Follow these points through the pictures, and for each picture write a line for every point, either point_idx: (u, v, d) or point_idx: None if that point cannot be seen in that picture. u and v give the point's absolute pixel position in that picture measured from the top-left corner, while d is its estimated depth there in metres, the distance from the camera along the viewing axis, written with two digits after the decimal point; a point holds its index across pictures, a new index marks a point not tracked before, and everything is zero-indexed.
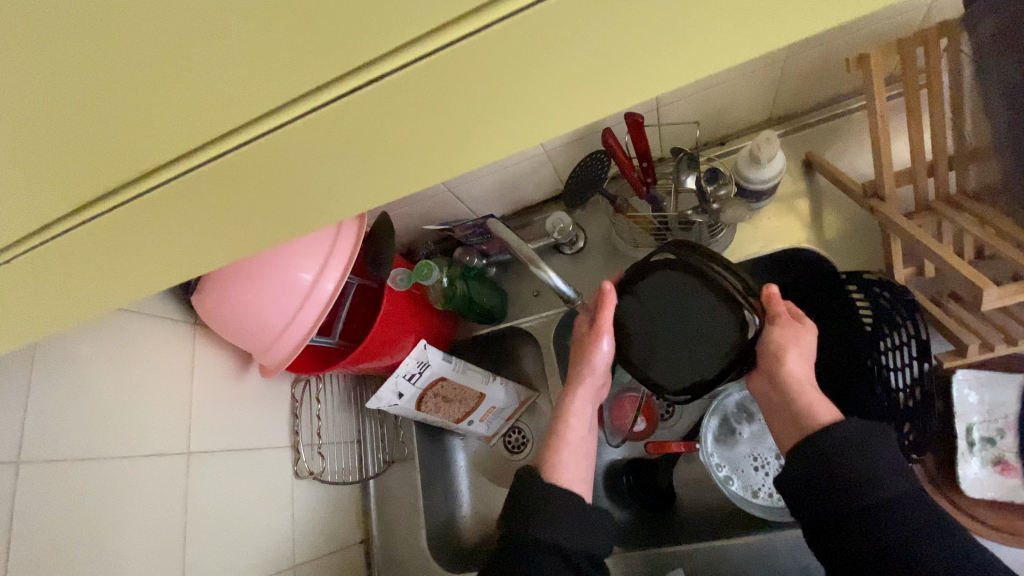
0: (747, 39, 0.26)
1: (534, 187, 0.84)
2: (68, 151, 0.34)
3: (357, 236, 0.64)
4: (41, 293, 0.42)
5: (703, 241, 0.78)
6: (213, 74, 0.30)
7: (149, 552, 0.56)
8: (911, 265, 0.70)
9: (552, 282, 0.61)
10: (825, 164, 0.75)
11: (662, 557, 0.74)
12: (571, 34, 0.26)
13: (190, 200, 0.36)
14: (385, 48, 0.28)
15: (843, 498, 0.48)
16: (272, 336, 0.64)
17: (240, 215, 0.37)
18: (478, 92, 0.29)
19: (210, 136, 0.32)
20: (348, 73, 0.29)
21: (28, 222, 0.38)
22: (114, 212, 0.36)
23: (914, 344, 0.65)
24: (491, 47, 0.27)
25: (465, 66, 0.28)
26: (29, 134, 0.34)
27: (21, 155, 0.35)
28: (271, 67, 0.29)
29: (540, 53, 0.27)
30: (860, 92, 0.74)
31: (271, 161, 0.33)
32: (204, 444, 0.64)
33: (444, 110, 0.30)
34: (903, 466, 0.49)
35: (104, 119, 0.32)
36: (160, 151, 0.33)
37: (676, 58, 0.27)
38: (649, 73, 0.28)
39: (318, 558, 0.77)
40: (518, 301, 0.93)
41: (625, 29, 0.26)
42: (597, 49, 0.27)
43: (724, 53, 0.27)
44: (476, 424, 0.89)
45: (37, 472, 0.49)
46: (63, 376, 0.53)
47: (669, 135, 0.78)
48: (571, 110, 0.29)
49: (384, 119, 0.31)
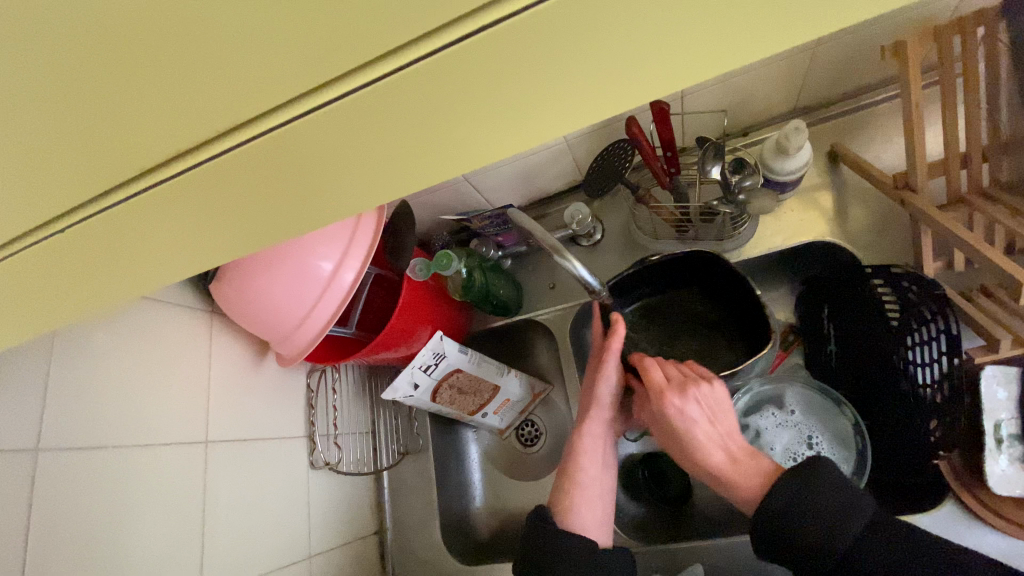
0: (824, 11, 0.24)
1: (552, 177, 0.83)
2: (87, 135, 0.33)
3: (377, 226, 0.63)
4: (60, 281, 0.41)
5: (725, 234, 0.76)
6: (240, 56, 0.28)
7: (168, 541, 0.55)
8: (941, 258, 0.68)
9: (576, 273, 0.59)
10: (852, 155, 0.73)
11: (680, 552, 0.73)
12: (627, 14, 0.24)
13: (212, 188, 0.34)
14: (423, 28, 0.26)
15: (812, 551, 0.47)
16: (291, 325, 0.63)
17: (265, 203, 0.35)
18: (525, 72, 0.27)
19: (235, 121, 0.31)
20: (386, 52, 0.27)
21: (45, 209, 0.36)
22: (135, 199, 0.35)
23: (943, 339, 0.64)
24: (540, 28, 0.25)
25: (510, 50, 0.26)
26: (45, 119, 0.32)
27: (37, 139, 0.33)
28: (303, 45, 0.27)
29: (597, 30, 0.25)
30: (891, 80, 0.72)
31: (300, 146, 0.31)
32: (221, 433, 0.63)
33: (486, 92, 0.28)
34: (848, 492, 0.48)
35: (124, 103, 0.31)
36: (181, 136, 0.32)
37: (744, 32, 0.25)
38: (713, 49, 0.26)
39: (333, 549, 0.77)
40: (533, 294, 0.92)
41: (687, 9, 0.24)
42: (658, 24, 0.25)
43: (798, 26, 0.25)
44: (489, 417, 0.89)
45: (57, 462, 0.48)
46: (80, 366, 0.52)
47: (692, 124, 0.76)
48: (620, 94, 0.28)
49: (422, 102, 0.29)
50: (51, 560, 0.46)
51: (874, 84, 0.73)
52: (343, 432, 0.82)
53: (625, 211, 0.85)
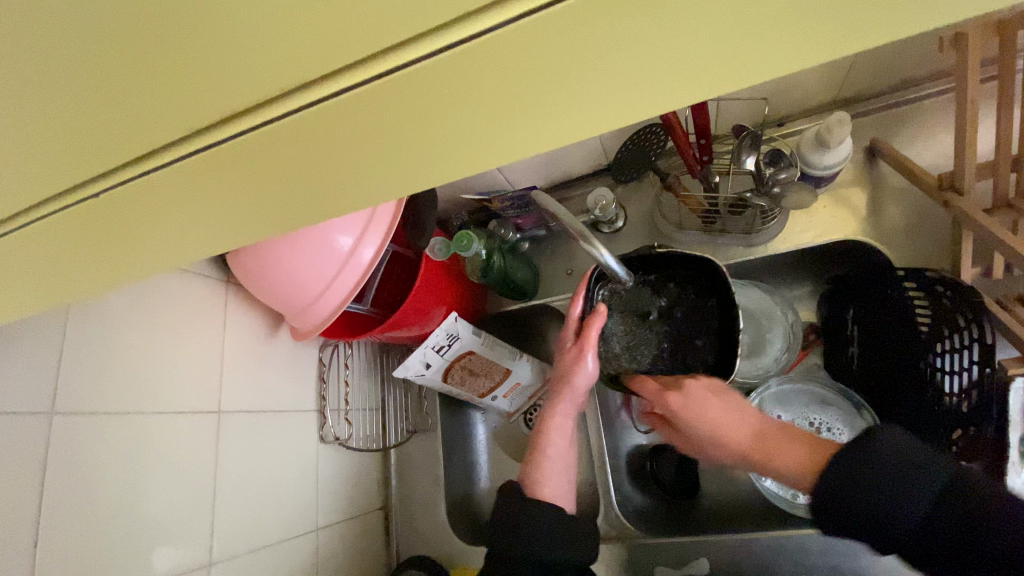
0: (929, 14, 0.21)
1: (577, 161, 0.80)
2: (96, 102, 0.30)
3: (398, 202, 0.61)
4: (67, 255, 0.39)
5: (754, 226, 0.75)
6: (256, 33, 0.26)
7: (182, 506, 0.56)
8: (980, 265, 0.66)
9: (602, 262, 0.57)
10: (892, 152, 0.70)
11: (686, 545, 0.73)
12: (695, 8, 0.21)
13: (222, 174, 0.32)
14: (461, 10, 0.23)
15: (882, 543, 0.44)
16: (307, 301, 0.62)
17: (283, 191, 0.32)
18: (582, 65, 0.23)
19: (248, 105, 0.28)
20: (426, 31, 0.24)
21: (50, 181, 0.34)
22: (147, 174, 0.32)
23: (977, 349, 0.60)
24: (593, 21, 0.22)
25: (555, 45, 0.23)
26: (50, 91, 0.30)
27: (44, 111, 0.31)
28: (327, 20, 0.24)
29: (672, 19, 0.21)
30: (941, 75, 0.68)
31: (324, 132, 0.28)
32: (234, 403, 0.63)
33: (536, 85, 0.25)
34: (905, 472, 0.43)
35: (133, 78, 0.28)
36: (192, 117, 0.29)
37: (852, 28, 0.21)
38: (815, 44, 0.22)
39: (341, 521, 0.77)
40: (549, 280, 0.90)
41: (766, 7, 0.21)
42: (736, 20, 0.21)
43: (913, 26, 0.21)
44: (499, 400, 0.88)
45: (73, 425, 0.48)
46: (96, 331, 0.51)
47: (727, 112, 0.73)
48: (676, 97, 0.25)
49: (467, 88, 0.25)
50: (65, 524, 0.46)
51: (923, 78, 0.70)
52: (353, 408, 0.82)
53: (650, 199, 0.83)
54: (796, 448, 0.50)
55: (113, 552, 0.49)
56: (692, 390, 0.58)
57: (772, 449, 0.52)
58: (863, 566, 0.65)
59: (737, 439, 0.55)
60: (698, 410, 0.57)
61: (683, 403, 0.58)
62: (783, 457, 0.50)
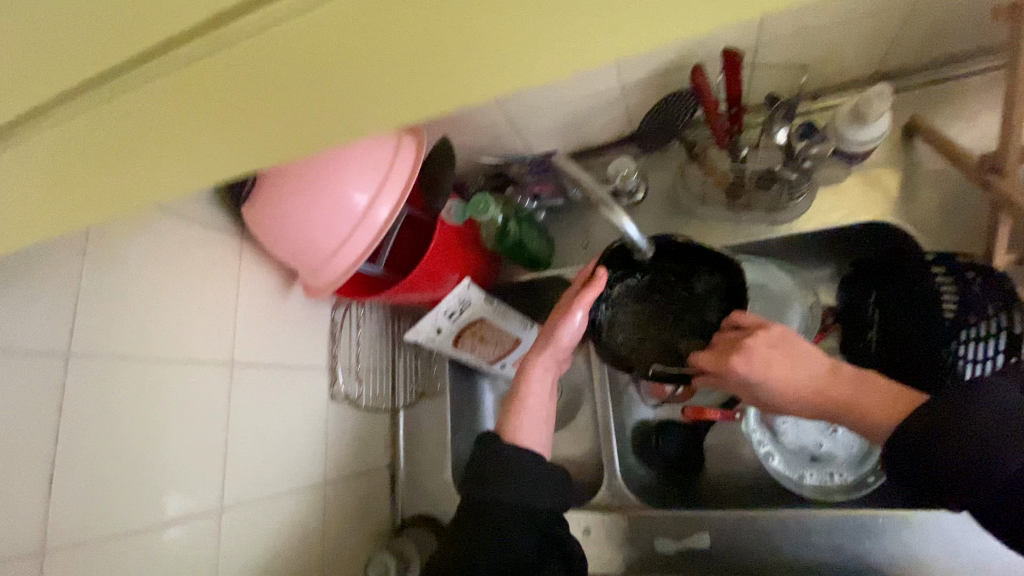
0: None
1: (599, 129, 0.78)
2: (118, 29, 0.29)
3: (416, 162, 0.62)
4: (59, 199, 0.37)
5: (779, 204, 0.72)
6: None
7: (195, 454, 0.56)
8: (1014, 251, 0.63)
9: (624, 229, 0.55)
10: (931, 131, 0.67)
11: (686, 519, 0.73)
12: None
13: (236, 108, 0.31)
14: None
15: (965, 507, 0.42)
16: (321, 258, 0.61)
17: (298, 132, 0.31)
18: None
19: (265, 34, 0.27)
20: None
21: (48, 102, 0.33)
22: (165, 107, 0.32)
23: (1005, 337, 0.59)
24: None
25: None
26: (68, 14, 0.29)
27: (60, 35, 0.30)
28: None
29: None
30: (990, 50, 0.65)
31: (343, 65, 0.27)
32: (245, 356, 0.64)
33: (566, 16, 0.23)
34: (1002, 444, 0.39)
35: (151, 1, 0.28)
36: (208, 45, 0.28)
37: None
38: None
39: (349, 478, 0.79)
40: (564, 250, 0.88)
41: None
42: None
43: None
44: (508, 369, 0.89)
45: (88, 367, 0.48)
46: (109, 276, 0.51)
47: (760, 81, 0.70)
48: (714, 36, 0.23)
49: (493, 18, 0.24)
50: (78, 464, 0.46)
51: (971, 53, 0.66)
52: (363, 367, 0.83)
53: (673, 170, 0.80)
54: (876, 398, 0.46)
55: (126, 496, 0.50)
56: (754, 347, 0.51)
57: (848, 398, 0.48)
58: (867, 550, 0.64)
59: (824, 401, 0.49)
60: (761, 361, 0.51)
61: (751, 367, 0.51)
62: (864, 405, 0.47)
